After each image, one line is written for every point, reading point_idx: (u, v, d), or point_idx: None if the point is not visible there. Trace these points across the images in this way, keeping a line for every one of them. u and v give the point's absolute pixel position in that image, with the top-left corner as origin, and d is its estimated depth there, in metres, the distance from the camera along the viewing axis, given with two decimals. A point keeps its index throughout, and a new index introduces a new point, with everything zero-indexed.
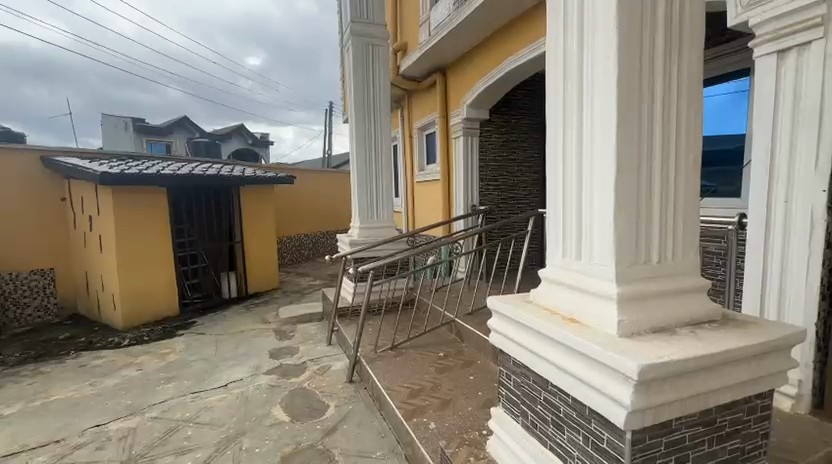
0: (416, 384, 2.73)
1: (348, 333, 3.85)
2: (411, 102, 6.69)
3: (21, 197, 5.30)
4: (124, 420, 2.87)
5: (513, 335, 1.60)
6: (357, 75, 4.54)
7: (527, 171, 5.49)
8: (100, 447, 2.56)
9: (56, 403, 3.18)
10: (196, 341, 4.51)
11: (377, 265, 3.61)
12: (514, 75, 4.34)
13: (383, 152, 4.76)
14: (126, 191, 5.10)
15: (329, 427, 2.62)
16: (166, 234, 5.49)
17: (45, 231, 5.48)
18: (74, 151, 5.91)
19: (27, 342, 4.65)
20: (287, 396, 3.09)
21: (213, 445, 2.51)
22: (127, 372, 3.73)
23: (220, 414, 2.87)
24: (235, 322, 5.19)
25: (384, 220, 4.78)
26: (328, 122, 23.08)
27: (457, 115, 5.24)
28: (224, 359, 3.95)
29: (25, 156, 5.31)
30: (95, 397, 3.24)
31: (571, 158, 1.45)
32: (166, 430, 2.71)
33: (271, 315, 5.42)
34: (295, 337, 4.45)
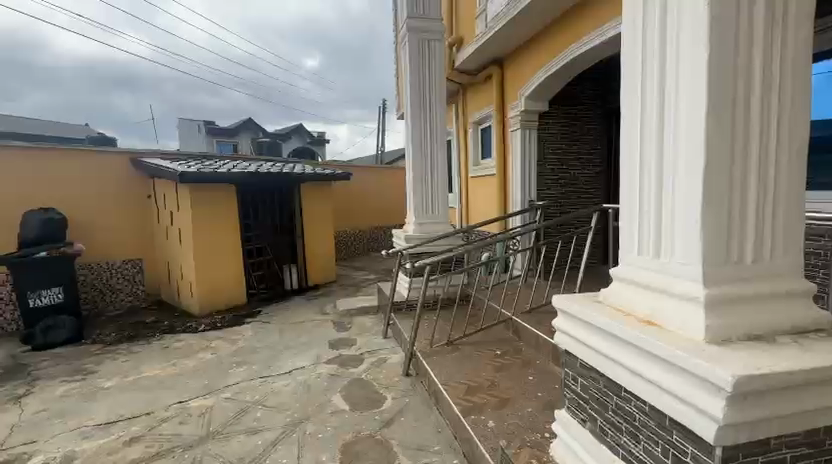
0: (472, 381, 2.71)
1: (404, 327, 3.91)
2: (466, 96, 6.61)
3: (116, 195, 5.92)
4: (202, 399, 3.13)
5: (582, 335, 1.53)
6: (413, 72, 4.56)
7: (589, 164, 5.20)
8: (183, 422, 2.81)
9: (146, 380, 3.54)
10: (262, 329, 4.82)
11: (432, 261, 3.61)
12: (576, 64, 4.11)
13: (439, 148, 4.75)
14: (202, 189, 5.53)
15: (388, 418, 2.68)
16: (235, 228, 5.90)
17: (134, 226, 6.09)
18: (157, 153, 6.51)
19: (121, 324, 5.23)
20: (346, 385, 3.20)
21: (280, 428, 2.66)
22: (203, 355, 4.07)
23: (285, 399, 3.04)
24: (296, 313, 5.46)
25: (439, 215, 4.79)
26: (381, 119, 23.53)
27: (514, 107, 5.09)
28: (287, 347, 4.17)
29: (117, 158, 5.92)
30: (178, 376, 3.57)
31: (649, 148, 1.34)
32: (239, 410, 2.92)
33: (329, 307, 5.65)
34: (353, 329, 4.60)
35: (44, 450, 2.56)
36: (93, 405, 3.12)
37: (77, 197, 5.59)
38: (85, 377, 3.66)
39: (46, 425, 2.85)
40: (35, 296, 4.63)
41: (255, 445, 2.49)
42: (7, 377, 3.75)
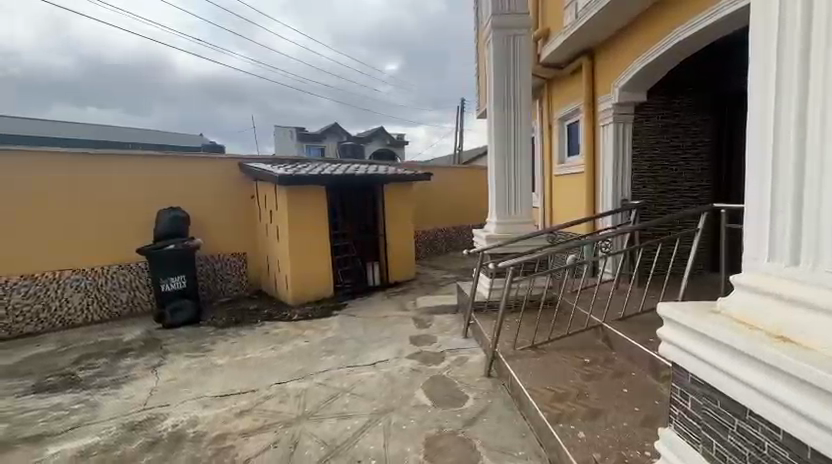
0: (560, 388, 2.60)
1: (485, 327, 3.88)
2: (552, 91, 6.32)
3: (226, 196, 6.67)
4: (298, 382, 3.42)
5: (693, 347, 1.38)
6: (497, 69, 4.48)
7: (695, 159, 4.66)
8: (282, 401, 3.10)
9: (251, 360, 3.96)
10: (348, 322, 5.12)
11: (516, 262, 3.51)
12: (681, 50, 3.71)
13: (523, 146, 4.62)
14: (296, 190, 6.02)
15: (470, 418, 2.68)
16: (324, 226, 6.34)
17: (240, 223, 6.82)
18: (259, 157, 7.24)
19: (230, 310, 5.93)
20: (428, 381, 3.28)
21: (367, 416, 2.81)
22: (297, 342, 4.44)
23: (371, 388, 3.20)
24: (379, 308, 5.70)
25: (522, 214, 4.66)
26: (460, 119, 23.53)
27: (607, 100, 4.75)
28: (371, 340, 4.38)
29: (226, 163, 6.67)
30: (277, 360, 3.94)
31: (787, 136, 1.17)
32: (330, 396, 3.14)
33: (410, 304, 5.80)
34: (433, 327, 4.68)
35: (175, 413, 3.01)
36: (210, 379, 3.59)
37: (197, 197, 6.41)
38: (204, 354, 4.21)
39: (176, 392, 3.35)
40: (166, 282, 5.43)
41: (345, 429, 2.66)
42: (146, 349, 4.46)
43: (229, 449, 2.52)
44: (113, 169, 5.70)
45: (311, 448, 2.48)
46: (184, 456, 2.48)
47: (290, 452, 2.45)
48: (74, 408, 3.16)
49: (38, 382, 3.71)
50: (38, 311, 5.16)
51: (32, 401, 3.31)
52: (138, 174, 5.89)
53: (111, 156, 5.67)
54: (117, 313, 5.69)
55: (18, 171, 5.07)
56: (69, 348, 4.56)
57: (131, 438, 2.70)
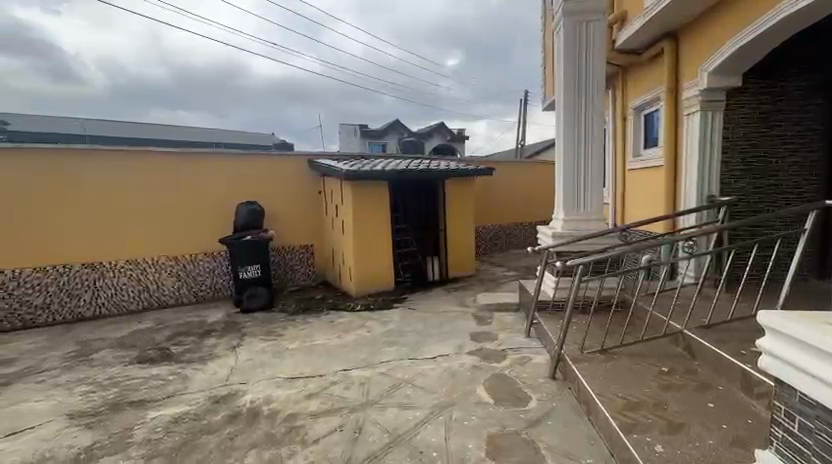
0: (633, 396, 2.43)
1: (549, 327, 3.74)
2: (628, 78, 5.88)
3: (296, 191, 7.06)
4: (361, 370, 3.55)
5: (804, 363, 1.21)
6: (568, 58, 4.26)
7: (800, 149, 4.11)
8: (347, 387, 3.23)
9: (318, 347, 4.18)
10: (408, 315, 5.20)
11: (586, 261, 3.31)
12: (788, 26, 3.26)
13: (594, 138, 4.36)
14: (361, 185, 6.22)
15: (533, 419, 2.61)
16: (386, 221, 6.49)
17: (308, 216, 7.19)
18: (326, 154, 7.55)
19: (298, 298, 6.31)
20: (489, 378, 3.24)
21: (428, 408, 2.84)
22: (360, 332, 4.61)
23: (432, 382, 3.23)
24: (438, 303, 5.73)
25: (592, 211, 4.42)
26: (522, 112, 22.79)
27: (693, 86, 4.31)
28: (431, 334, 4.42)
29: (297, 160, 7.04)
30: (341, 348, 4.12)
31: None
32: (392, 386, 3.22)
33: (470, 300, 5.76)
34: (494, 324, 4.61)
35: (251, 391, 3.26)
36: (282, 361, 3.84)
37: (271, 192, 6.85)
38: (276, 338, 4.51)
39: (253, 372, 3.63)
40: (243, 270, 5.89)
41: (407, 419, 2.72)
42: (227, 330, 4.88)
43: (299, 428, 2.69)
44: (200, 166, 6.26)
45: (374, 434, 2.57)
46: (261, 431, 2.69)
47: (355, 437, 2.56)
48: (169, 379, 3.56)
49: (139, 354, 4.21)
50: (139, 292, 5.87)
51: (135, 371, 3.77)
52: (220, 170, 6.41)
53: (198, 154, 6.23)
54: (203, 296, 6.29)
55: (123, 169, 5.75)
56: (164, 325, 5.13)
57: (215, 410, 2.98)
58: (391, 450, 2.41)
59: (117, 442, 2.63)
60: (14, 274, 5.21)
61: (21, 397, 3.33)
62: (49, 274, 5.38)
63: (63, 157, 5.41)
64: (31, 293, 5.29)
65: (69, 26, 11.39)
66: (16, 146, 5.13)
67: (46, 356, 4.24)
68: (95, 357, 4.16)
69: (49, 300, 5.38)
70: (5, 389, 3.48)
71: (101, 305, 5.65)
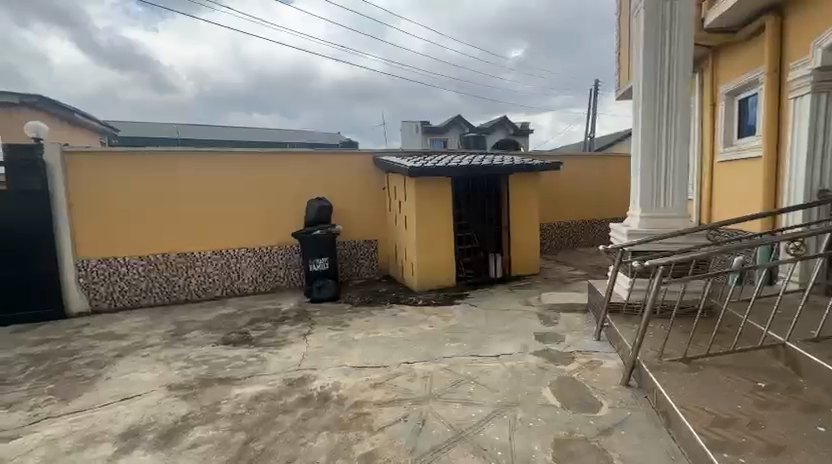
0: (723, 412, 2.21)
1: (623, 331, 3.51)
2: (721, 60, 5.27)
3: (361, 187, 7.29)
4: (424, 364, 3.60)
5: None
6: (649, 41, 3.92)
7: None
8: (411, 380, 3.30)
9: (382, 339, 4.32)
10: (470, 311, 5.18)
11: (667, 262, 3.04)
12: None
13: (677, 128, 3.99)
14: (424, 181, 6.28)
15: (605, 427, 2.48)
16: (448, 216, 6.49)
17: (373, 212, 7.41)
18: (390, 151, 7.71)
19: (363, 291, 6.55)
20: (555, 380, 3.13)
21: (492, 407, 2.81)
22: (422, 326, 4.68)
23: (495, 380, 3.20)
24: (501, 300, 5.63)
25: (674, 207, 4.06)
26: (592, 103, 21.53)
27: (804, 65, 3.76)
28: (494, 332, 4.36)
29: (362, 156, 7.26)
30: (404, 341, 4.21)
31: None
32: (454, 381, 3.23)
33: (534, 299, 5.59)
34: (560, 325, 4.44)
35: (322, 376, 3.46)
36: (349, 350, 4.02)
37: (339, 189, 7.14)
38: (343, 328, 4.73)
39: (323, 359, 3.85)
40: (313, 263, 6.23)
41: (471, 416, 2.71)
42: (298, 318, 5.21)
43: (366, 415, 2.80)
44: (274, 163, 6.70)
45: (438, 428, 2.60)
46: (330, 415, 2.84)
47: (419, 429, 2.61)
48: (250, 360, 3.89)
49: (224, 336, 4.65)
50: (223, 280, 6.46)
51: (221, 351, 4.16)
52: (291, 167, 6.80)
53: (272, 153, 6.67)
54: (278, 286, 6.76)
55: (209, 167, 6.34)
56: (244, 311, 5.61)
57: (290, 392, 3.20)
58: (454, 444, 2.43)
59: (208, 414, 2.93)
60: (124, 262, 6.00)
61: (131, 368, 3.84)
62: (151, 261, 6.12)
63: (162, 158, 6.10)
64: (137, 278, 6.06)
65: (167, 42, 12.83)
66: (125, 149, 5.88)
67: (149, 333, 4.84)
68: (188, 336, 4.67)
69: (151, 285, 6.12)
70: (119, 360, 4.04)
71: (192, 290, 6.31)
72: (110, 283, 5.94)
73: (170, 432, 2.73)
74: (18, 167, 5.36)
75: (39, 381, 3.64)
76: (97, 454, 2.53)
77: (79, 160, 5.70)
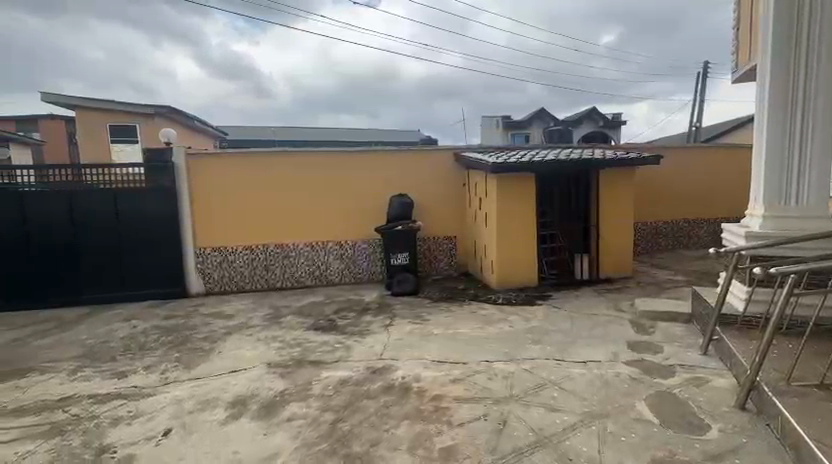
0: None
1: (737, 347, 3.08)
2: None
3: (442, 184, 7.34)
4: (505, 364, 3.52)
5: None
6: (781, 12, 3.36)
7: None
8: (490, 378, 3.26)
9: (462, 335, 4.32)
10: (553, 313, 4.95)
11: (800, 269, 2.58)
12: None
13: (817, 111, 3.37)
14: (507, 177, 6.12)
15: (714, 453, 2.20)
16: (532, 214, 6.25)
17: (453, 209, 7.43)
18: (471, 147, 7.65)
19: (442, 287, 6.61)
20: (652, 395, 2.86)
21: (578, 415, 2.66)
22: (501, 325, 4.58)
23: (582, 387, 3.02)
24: (588, 304, 5.29)
25: (809, 207, 3.45)
26: (699, 87, 19.13)
27: None
28: (580, 337, 4.11)
29: (443, 153, 7.31)
30: (483, 339, 4.17)
31: None
32: (537, 384, 3.12)
33: (626, 304, 5.15)
34: (658, 335, 4.03)
35: (403, 367, 3.57)
36: (429, 344, 4.10)
37: (420, 186, 7.27)
38: (422, 322, 4.83)
39: (404, 350, 3.97)
40: (395, 257, 6.44)
41: (554, 422, 2.59)
42: (380, 310, 5.44)
43: (445, 409, 2.83)
44: (360, 161, 7.03)
45: (519, 431, 2.53)
46: (411, 405, 2.92)
47: (500, 428, 2.56)
48: (337, 346, 4.15)
49: (314, 322, 5.02)
50: (314, 270, 6.98)
51: (312, 336, 4.51)
52: (376, 165, 7.09)
53: (358, 152, 7.02)
54: (361, 278, 7.11)
55: (303, 166, 6.86)
56: (331, 300, 6.00)
57: (373, 379, 3.36)
58: (537, 449, 2.35)
59: (301, 392, 3.19)
60: (231, 250, 6.77)
61: (238, 344, 4.33)
62: (253, 251, 6.82)
63: (263, 159, 6.75)
64: (242, 266, 6.80)
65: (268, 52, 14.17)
66: (233, 151, 6.61)
67: (252, 315, 5.41)
68: (284, 320, 5.13)
69: (253, 272, 6.83)
70: (228, 337, 4.58)
71: (286, 278, 6.91)
72: (221, 269, 6.75)
73: (270, 404, 3.03)
74: (153, 168, 6.35)
75: (168, 349, 4.28)
76: (213, 417, 2.90)
77: (198, 161, 6.55)
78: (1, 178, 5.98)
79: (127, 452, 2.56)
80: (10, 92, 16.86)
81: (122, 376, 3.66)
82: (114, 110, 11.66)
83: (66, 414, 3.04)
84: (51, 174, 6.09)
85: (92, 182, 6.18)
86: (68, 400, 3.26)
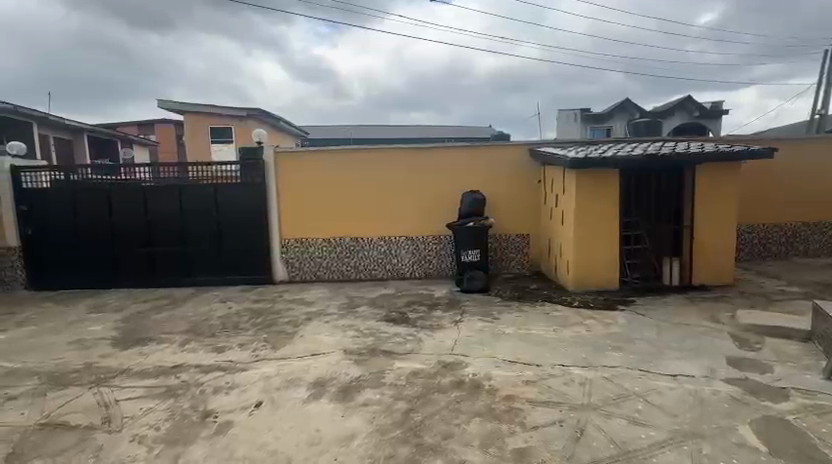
0: None
1: None
2: None
3: (516, 180, 7.15)
4: (582, 370, 3.35)
5: None
6: None
7: None
8: (566, 383, 3.12)
9: (534, 336, 4.18)
10: (637, 320, 4.58)
11: None
12: None
13: None
14: (587, 173, 5.77)
15: None
16: (614, 211, 5.84)
17: (526, 206, 7.20)
18: (547, 142, 7.34)
19: (513, 285, 6.45)
20: (759, 419, 2.53)
21: (667, 432, 2.45)
22: (578, 329, 4.35)
23: (672, 403, 2.77)
24: (678, 312, 4.81)
25: None
26: (824, 68, 16.34)
27: None
28: (669, 347, 3.76)
29: (517, 149, 7.11)
30: (558, 342, 4.00)
31: None
32: (618, 394, 2.92)
33: (725, 315, 4.60)
34: (766, 353, 3.55)
35: (473, 364, 3.56)
36: (500, 343, 4.02)
37: (492, 182, 7.14)
38: (492, 320, 4.76)
39: (474, 347, 3.95)
40: (465, 254, 6.40)
41: (639, 437, 2.41)
42: (450, 306, 5.46)
43: (518, 411, 2.77)
44: (432, 158, 7.10)
45: (599, 441, 2.40)
46: (483, 403, 2.90)
47: (577, 436, 2.45)
48: (408, 339, 4.26)
49: (386, 314, 5.20)
50: (386, 263, 7.21)
51: (384, 327, 4.67)
52: (448, 162, 7.11)
53: (431, 148, 7.09)
54: (431, 273, 7.20)
55: (377, 163, 7.11)
56: (402, 294, 6.16)
57: (444, 374, 3.39)
58: None
59: (375, 379, 3.33)
60: (311, 241, 7.23)
61: (317, 330, 4.63)
62: (330, 243, 7.22)
63: (341, 156, 7.11)
64: (320, 257, 7.24)
65: None
66: (314, 149, 7.04)
67: (329, 304, 5.74)
68: (358, 310, 5.38)
69: (330, 263, 7.25)
70: (308, 322, 4.92)
71: (361, 270, 7.23)
72: (302, 259, 7.24)
73: (346, 388, 3.21)
74: (246, 165, 7.00)
75: (258, 330, 4.72)
76: (297, 395, 3.14)
77: (284, 158, 7.08)
78: (126, 176, 7.01)
79: (225, 418, 2.87)
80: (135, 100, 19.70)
81: (220, 351, 4.11)
82: (214, 114, 13.05)
83: (178, 380, 3.49)
84: (163, 172, 7.00)
85: (196, 178, 6.99)
86: (178, 367, 3.74)
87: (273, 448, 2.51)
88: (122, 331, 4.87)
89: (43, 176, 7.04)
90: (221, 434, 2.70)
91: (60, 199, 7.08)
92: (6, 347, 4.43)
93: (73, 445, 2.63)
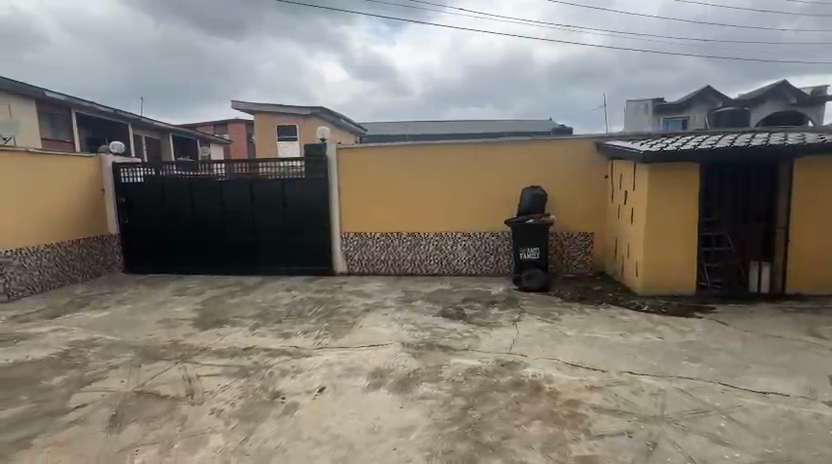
0: None
1: None
2: None
3: (581, 175, 6.81)
4: (653, 379, 3.12)
5: None
6: None
7: None
8: (635, 392, 2.93)
9: (598, 340, 3.97)
10: (717, 329, 4.18)
11: None
12: None
13: None
14: (662, 167, 5.33)
15: None
16: (693, 209, 5.35)
17: (591, 203, 6.83)
18: (616, 135, 6.90)
19: (575, 286, 6.17)
20: None
21: (755, 455, 2.21)
22: (648, 335, 4.06)
23: (762, 423, 2.49)
24: (768, 323, 4.31)
25: None
26: None
27: None
28: (756, 361, 3.39)
29: (583, 142, 6.76)
30: (625, 347, 3.75)
31: None
32: (696, 409, 2.68)
33: (827, 330, 4.05)
34: None
35: (533, 365, 3.45)
36: (561, 345, 3.86)
37: (555, 177, 6.85)
38: (552, 321, 4.59)
39: (533, 348, 3.83)
40: (524, 251, 6.22)
41: (722, 458, 2.20)
42: (507, 304, 5.34)
43: (583, 417, 2.64)
44: (492, 153, 6.96)
45: (675, 458, 2.22)
46: (544, 406, 2.81)
47: (650, 450, 2.29)
48: (465, 335, 4.22)
49: (442, 309, 5.21)
50: (442, 259, 7.22)
51: (440, 322, 4.67)
52: (507, 156, 6.93)
53: (491, 143, 6.95)
54: (487, 270, 7.10)
55: (435, 158, 7.11)
56: (457, 290, 6.13)
57: (502, 373, 3.33)
58: None
59: (432, 374, 3.34)
60: (370, 235, 7.41)
61: (375, 322, 4.75)
62: (388, 237, 7.37)
63: (400, 151, 7.19)
64: (378, 250, 7.41)
65: None
66: (375, 145, 7.20)
67: (386, 296, 5.87)
68: (415, 304, 5.44)
69: (387, 256, 7.39)
70: (366, 313, 5.06)
71: (417, 265, 7.31)
72: (360, 252, 7.46)
73: (404, 381, 3.26)
74: (310, 161, 7.32)
75: (320, 319, 4.93)
76: (357, 383, 3.24)
77: (345, 154, 7.31)
78: (206, 172, 7.65)
79: (292, 400, 3.04)
80: (212, 102, 21.44)
81: (286, 337, 4.35)
82: (281, 114, 13.83)
83: (249, 361, 3.76)
84: (237, 168, 7.54)
85: (265, 174, 7.44)
86: (250, 349, 4.03)
87: (336, 432, 2.62)
88: (202, 313, 5.34)
89: (138, 171, 7.89)
90: (288, 414, 2.86)
91: (152, 192, 7.90)
92: (108, 322, 5.04)
93: (163, 413, 2.93)
